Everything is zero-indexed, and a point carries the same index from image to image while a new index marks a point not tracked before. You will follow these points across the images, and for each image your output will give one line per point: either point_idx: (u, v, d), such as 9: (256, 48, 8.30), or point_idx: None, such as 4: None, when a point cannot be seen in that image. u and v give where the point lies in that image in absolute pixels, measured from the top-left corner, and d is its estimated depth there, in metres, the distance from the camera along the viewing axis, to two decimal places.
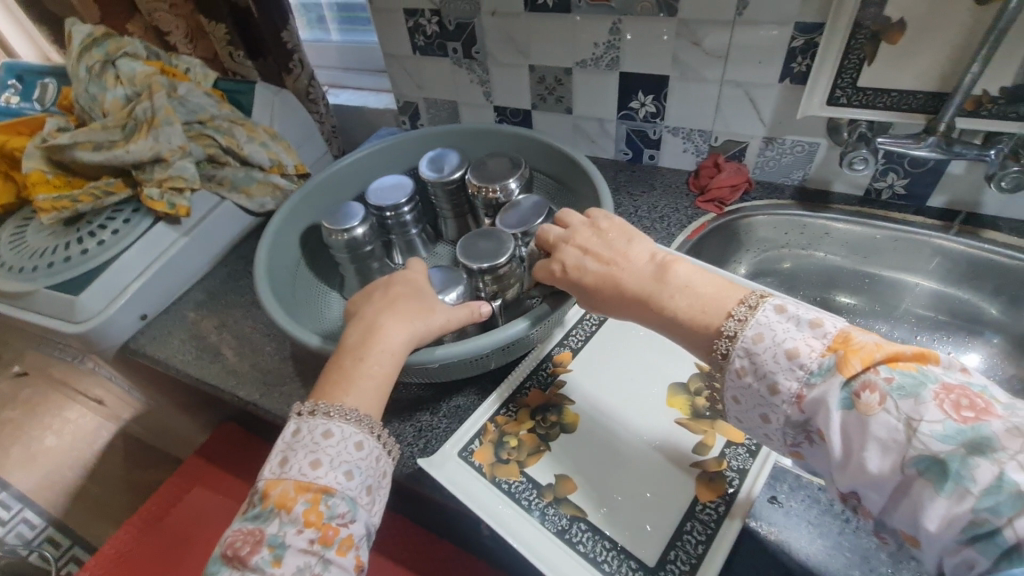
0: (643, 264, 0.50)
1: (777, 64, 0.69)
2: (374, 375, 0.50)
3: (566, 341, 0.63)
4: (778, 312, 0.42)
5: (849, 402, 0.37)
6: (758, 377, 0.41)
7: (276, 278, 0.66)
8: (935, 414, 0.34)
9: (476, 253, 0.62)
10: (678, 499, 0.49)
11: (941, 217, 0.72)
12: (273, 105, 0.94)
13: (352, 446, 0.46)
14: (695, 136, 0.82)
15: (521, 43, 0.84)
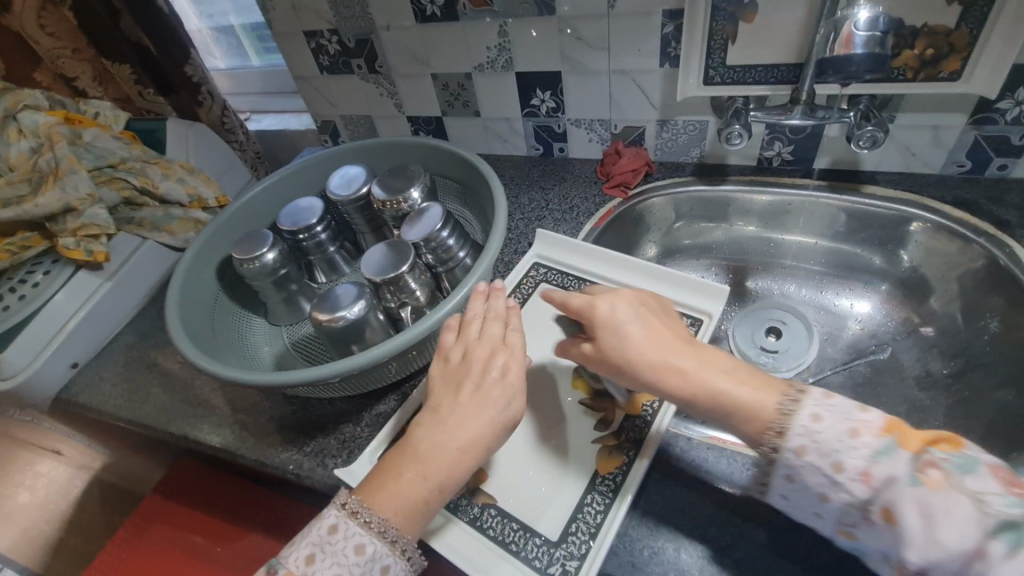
0: (699, 347, 0.48)
1: (654, 51, 0.73)
2: (425, 494, 0.46)
3: None
4: (823, 397, 0.42)
5: (917, 479, 0.36)
6: (821, 454, 0.40)
7: (191, 313, 0.69)
8: (994, 487, 0.35)
9: (379, 267, 0.65)
10: (580, 475, 0.53)
11: (825, 178, 0.77)
12: (188, 140, 0.95)
13: (377, 568, 0.44)
14: (597, 125, 0.86)
15: (420, 53, 0.87)
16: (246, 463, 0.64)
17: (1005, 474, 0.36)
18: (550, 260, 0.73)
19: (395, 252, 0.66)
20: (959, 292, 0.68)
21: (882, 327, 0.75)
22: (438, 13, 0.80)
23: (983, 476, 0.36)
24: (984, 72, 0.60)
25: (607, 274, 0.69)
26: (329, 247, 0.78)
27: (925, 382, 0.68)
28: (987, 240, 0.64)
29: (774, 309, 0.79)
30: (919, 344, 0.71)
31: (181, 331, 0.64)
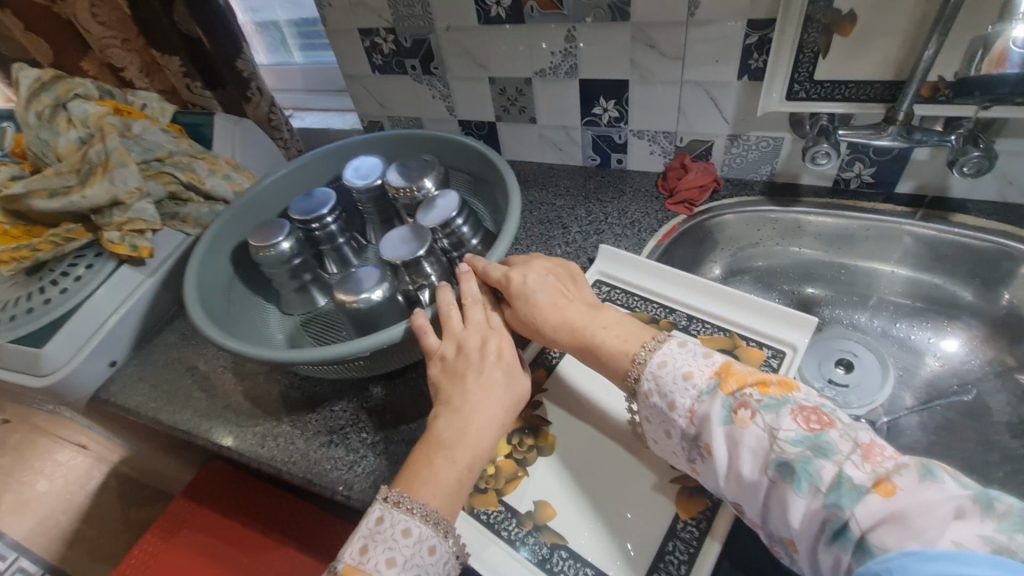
0: (595, 306, 0.55)
1: (733, 62, 0.69)
2: (459, 471, 0.46)
3: (541, 360, 0.63)
4: (679, 348, 0.48)
5: (728, 418, 0.42)
6: (664, 395, 0.46)
7: (212, 303, 0.65)
8: (789, 423, 0.39)
9: (394, 249, 0.63)
10: (658, 517, 0.48)
11: (909, 204, 0.72)
12: (234, 136, 0.92)
13: (425, 549, 0.43)
14: (660, 138, 0.82)
15: (479, 56, 0.83)
16: (289, 479, 0.59)
17: (806, 411, 0.40)
18: (614, 277, 0.70)
19: (409, 235, 0.65)
20: None
21: (965, 364, 0.69)
22: (502, 15, 0.77)
23: (781, 417, 0.39)
24: None
25: (676, 296, 0.66)
26: (339, 238, 0.75)
27: (1020, 430, 0.63)
28: None
29: (846, 341, 0.75)
30: (1014, 388, 0.65)
31: (203, 317, 0.61)
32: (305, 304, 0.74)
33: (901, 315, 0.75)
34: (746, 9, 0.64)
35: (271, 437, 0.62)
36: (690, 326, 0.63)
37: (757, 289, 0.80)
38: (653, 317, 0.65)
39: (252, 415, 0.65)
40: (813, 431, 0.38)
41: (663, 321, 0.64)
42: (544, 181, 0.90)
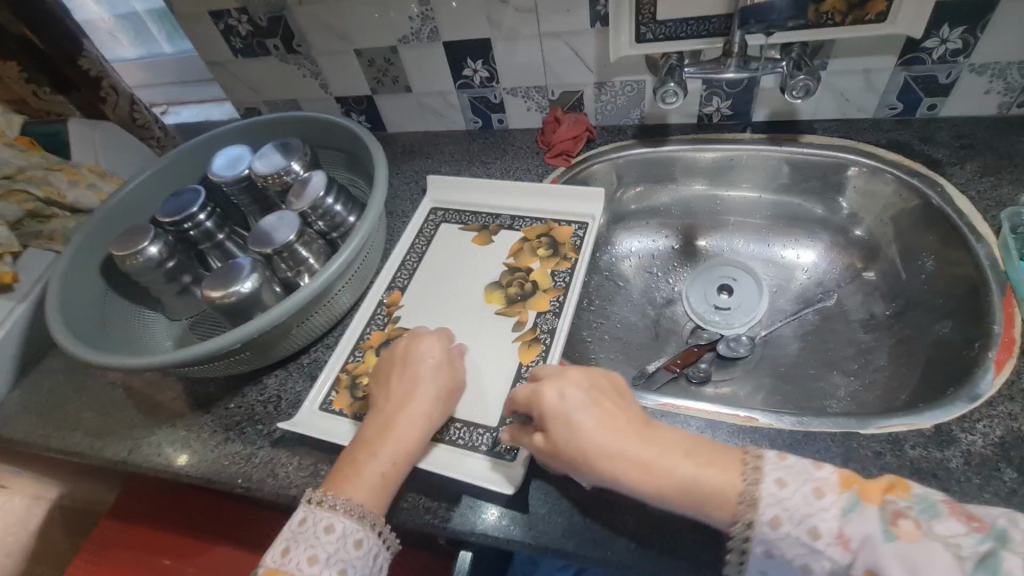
0: (626, 428, 0.44)
1: (583, 10, 0.70)
2: (385, 468, 0.48)
3: (395, 282, 0.69)
4: (778, 459, 0.41)
5: (890, 533, 0.35)
6: (793, 522, 0.38)
7: (76, 322, 0.63)
8: (958, 527, 0.35)
9: (264, 239, 0.63)
10: (507, 372, 0.58)
11: (764, 131, 0.76)
12: (94, 141, 0.87)
13: (351, 544, 0.44)
14: (533, 93, 0.82)
15: (339, 28, 0.81)
16: (192, 481, 0.60)
17: (956, 507, 0.37)
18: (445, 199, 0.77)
19: (284, 219, 0.65)
20: (896, 234, 0.70)
21: (827, 273, 0.76)
22: None
23: (948, 520, 0.36)
24: (908, 12, 0.60)
25: (500, 202, 0.74)
26: (218, 235, 0.73)
27: (870, 325, 0.69)
28: (920, 180, 0.65)
29: (723, 266, 0.80)
30: (864, 289, 0.72)
31: (71, 335, 0.59)
32: (190, 305, 0.72)
33: (768, 236, 0.80)
34: None
35: (170, 442, 0.62)
36: (514, 224, 0.72)
37: (642, 230, 0.83)
38: (483, 225, 0.73)
39: (149, 425, 0.64)
40: (980, 527, 0.35)
41: (491, 226, 0.73)
42: (429, 149, 0.90)
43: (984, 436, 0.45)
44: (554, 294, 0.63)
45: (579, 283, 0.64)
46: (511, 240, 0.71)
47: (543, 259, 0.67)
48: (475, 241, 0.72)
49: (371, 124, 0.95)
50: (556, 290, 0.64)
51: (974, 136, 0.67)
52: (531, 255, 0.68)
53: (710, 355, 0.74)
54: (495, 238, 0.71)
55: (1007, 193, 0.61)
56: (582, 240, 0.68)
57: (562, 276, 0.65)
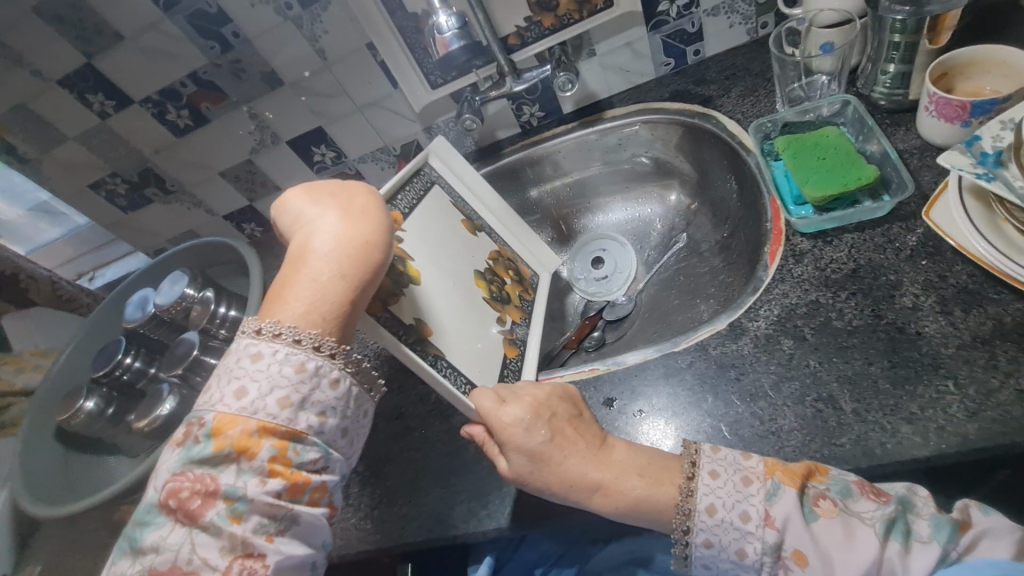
0: (585, 447, 0.48)
1: (382, 78, 0.80)
2: (328, 289, 0.49)
3: (398, 201, 0.64)
4: (713, 452, 0.46)
5: (812, 514, 0.41)
6: (727, 508, 0.43)
7: (40, 487, 0.73)
8: (867, 505, 0.41)
9: (172, 360, 0.72)
10: (496, 358, 0.65)
11: (576, 117, 0.86)
12: (29, 328, 0.99)
13: (325, 383, 0.46)
14: (380, 154, 0.92)
15: (197, 161, 0.92)
16: None
17: (864, 483, 0.43)
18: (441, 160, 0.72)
19: (187, 339, 0.74)
20: (705, 169, 0.79)
21: (673, 218, 0.85)
22: (189, 122, 0.85)
23: (858, 498, 0.42)
24: None
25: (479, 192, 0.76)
26: (149, 370, 0.82)
27: (716, 249, 0.78)
28: (700, 118, 0.75)
29: (594, 242, 0.90)
30: (703, 223, 0.81)
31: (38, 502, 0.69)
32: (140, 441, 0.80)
33: (618, 204, 0.90)
34: (358, 40, 0.76)
35: None
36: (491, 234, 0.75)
37: None
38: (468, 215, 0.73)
39: None
40: (885, 499, 0.42)
41: (475, 222, 0.74)
42: None
43: (766, 318, 0.53)
44: (523, 314, 0.72)
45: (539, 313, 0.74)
46: (487, 247, 0.73)
47: (514, 280, 0.74)
48: (463, 225, 0.71)
49: (263, 227, 1.05)
50: (522, 312, 0.72)
51: (735, 65, 0.77)
52: (505, 267, 0.74)
53: (601, 322, 0.83)
54: (479, 233, 0.73)
55: (764, 105, 0.70)
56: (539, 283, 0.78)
57: (527, 304, 0.74)
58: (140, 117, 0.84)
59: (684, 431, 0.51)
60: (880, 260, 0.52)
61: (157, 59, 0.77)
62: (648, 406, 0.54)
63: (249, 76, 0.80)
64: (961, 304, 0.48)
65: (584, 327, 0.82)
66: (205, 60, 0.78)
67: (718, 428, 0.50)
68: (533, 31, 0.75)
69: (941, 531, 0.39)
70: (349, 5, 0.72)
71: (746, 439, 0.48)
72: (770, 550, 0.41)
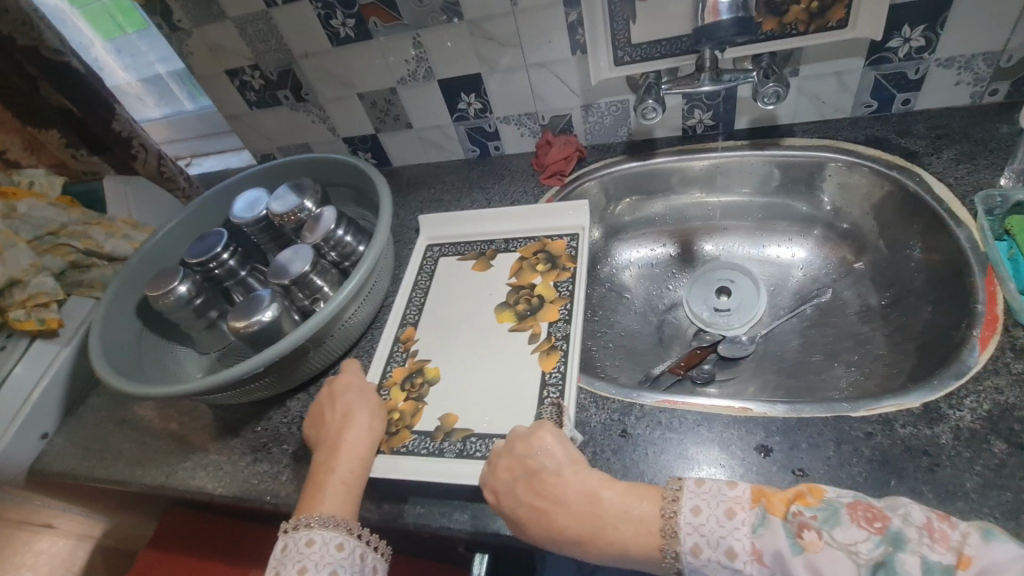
0: (560, 502, 0.47)
1: (564, 40, 0.75)
2: (346, 478, 0.55)
3: (406, 319, 0.72)
4: (697, 486, 0.44)
5: (796, 545, 0.38)
6: (712, 547, 0.40)
7: (116, 358, 0.69)
8: (859, 534, 0.37)
9: (279, 270, 0.69)
10: (531, 382, 0.61)
11: (747, 137, 0.80)
12: (127, 195, 0.95)
13: (333, 548, 0.50)
14: (525, 120, 0.87)
15: (342, 76, 0.88)
16: (225, 502, 0.64)
17: (862, 511, 0.39)
18: (438, 229, 0.82)
19: (299, 252, 0.71)
20: (882, 227, 0.72)
21: (820, 269, 0.79)
22: (351, 34, 0.82)
23: (846, 527, 0.38)
24: (867, 17, 0.64)
25: (494, 231, 0.79)
26: (240, 272, 0.78)
27: (866, 315, 0.71)
28: (899, 172, 0.68)
29: (723, 270, 0.83)
30: (858, 283, 0.74)
31: (112, 371, 0.65)
32: (215, 339, 0.77)
33: (759, 236, 0.83)
34: None
35: (202, 467, 0.66)
36: (510, 246, 0.77)
37: (639, 239, 0.87)
38: (481, 252, 0.78)
39: (183, 452, 0.69)
40: (881, 529, 0.38)
41: (488, 251, 0.77)
42: (431, 180, 0.95)
43: (972, 411, 0.47)
44: (561, 304, 0.67)
45: (581, 289, 0.67)
46: (511, 262, 0.75)
47: (543, 273, 0.71)
48: (475, 268, 0.76)
49: (378, 160, 1.01)
50: (562, 299, 0.67)
51: (949, 127, 0.70)
52: (531, 272, 0.72)
53: (712, 356, 0.76)
54: (493, 262, 0.76)
55: (984, 177, 0.63)
56: (577, 250, 0.72)
57: (564, 286, 0.68)
58: (305, 15, 0.81)
59: None
60: None
61: None
62: (812, 466, 0.47)
63: (429, 2, 0.76)
64: None
65: (693, 360, 0.74)
66: None
67: None
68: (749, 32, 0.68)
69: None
70: None
71: None
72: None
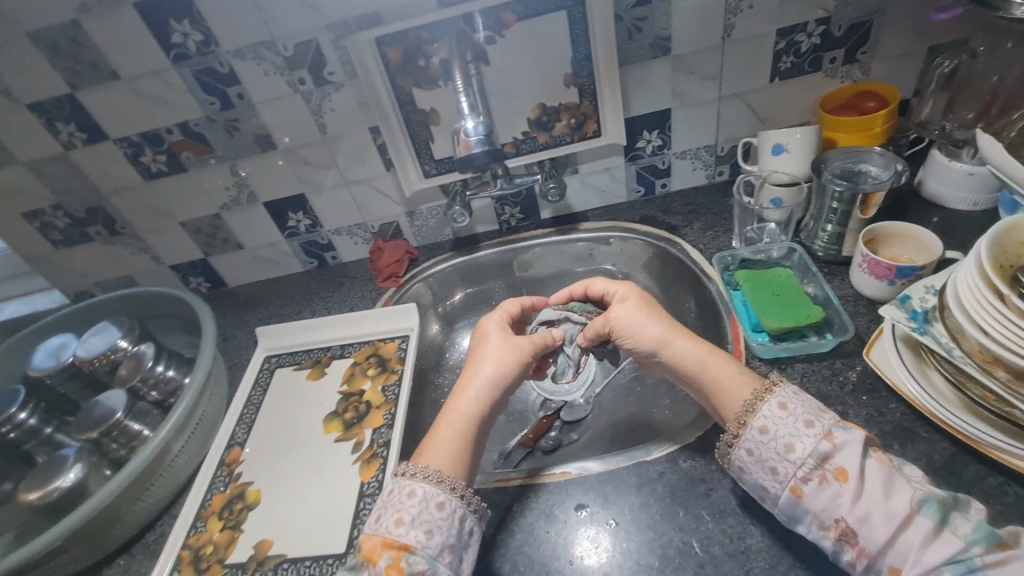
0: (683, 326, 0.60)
1: (376, 158, 0.83)
2: (450, 437, 0.54)
3: (234, 439, 0.71)
4: (794, 392, 0.49)
5: (867, 454, 0.45)
6: (784, 429, 0.47)
7: None
8: (915, 474, 0.44)
9: (87, 422, 0.65)
10: (349, 494, 0.62)
11: (552, 225, 0.92)
12: None
13: (433, 506, 0.48)
14: (356, 230, 0.93)
15: (160, 207, 0.87)
16: None
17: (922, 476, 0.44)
18: (274, 338, 0.82)
19: (112, 397, 0.67)
20: (665, 288, 0.85)
21: None
22: (164, 168, 0.82)
23: (915, 469, 0.44)
24: (613, 128, 0.80)
25: (329, 336, 0.81)
26: (45, 430, 0.70)
27: None
28: (665, 242, 0.83)
29: None
30: None
31: None
32: (13, 514, 0.67)
33: None
34: (361, 122, 0.79)
35: None
36: (344, 351, 0.79)
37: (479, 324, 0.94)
38: (315, 360, 0.79)
39: None
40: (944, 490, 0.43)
41: (323, 359, 0.79)
42: (269, 296, 0.95)
43: None
44: (386, 408, 0.69)
45: (406, 392, 0.71)
46: (343, 367, 0.77)
47: (373, 378, 0.74)
48: (309, 377, 0.77)
49: (212, 283, 0.99)
50: (387, 404, 0.70)
51: (697, 203, 0.88)
52: (362, 377, 0.75)
53: (559, 421, 0.82)
54: (327, 370, 0.77)
55: (723, 240, 0.79)
56: (405, 351, 0.76)
57: (391, 390, 0.72)
58: (110, 155, 0.80)
59: (658, 545, 0.51)
60: (829, 392, 0.58)
61: (147, 103, 0.75)
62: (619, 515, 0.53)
63: (241, 135, 0.80)
64: (899, 439, 0.53)
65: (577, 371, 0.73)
66: (201, 114, 0.77)
67: (690, 544, 0.50)
68: (528, 145, 0.82)
69: (980, 538, 0.38)
70: (361, 90, 0.75)
71: (719, 559, 0.49)
72: (817, 456, 0.45)
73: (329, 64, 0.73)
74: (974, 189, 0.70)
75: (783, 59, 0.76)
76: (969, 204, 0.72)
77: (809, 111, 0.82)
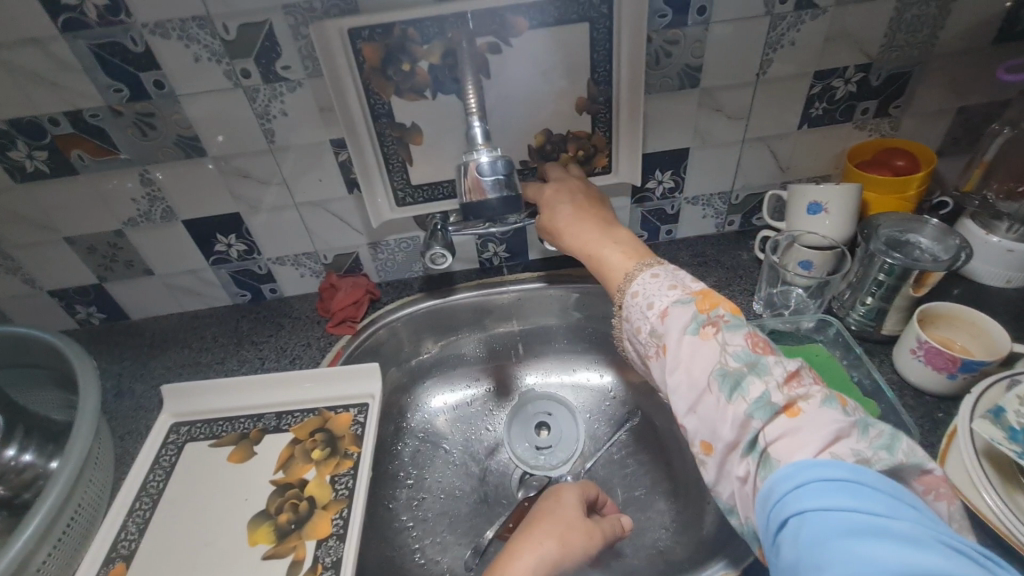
0: (603, 216, 0.60)
1: (337, 178, 0.67)
2: None
3: (118, 550, 0.52)
4: (653, 277, 0.50)
5: (694, 330, 0.43)
6: (645, 321, 0.47)
7: None
8: (735, 342, 0.42)
9: None
10: None
11: (542, 268, 0.79)
12: None
13: None
14: (304, 260, 0.75)
15: (36, 216, 0.66)
16: None
17: (756, 344, 0.42)
18: (185, 401, 0.63)
19: None
20: None
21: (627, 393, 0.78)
22: (44, 168, 0.62)
23: (740, 335, 0.42)
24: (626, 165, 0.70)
25: (260, 400, 0.63)
26: None
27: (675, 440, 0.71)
28: None
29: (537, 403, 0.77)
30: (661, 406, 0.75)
31: None
32: None
33: (567, 363, 0.81)
34: (321, 133, 0.62)
35: None
36: (280, 424, 0.61)
37: (448, 379, 0.79)
38: (242, 433, 0.61)
39: None
40: (760, 354, 0.41)
41: (252, 432, 0.61)
42: (185, 336, 0.76)
43: None
44: (335, 510, 0.53)
45: (363, 488, 0.55)
46: (279, 446, 0.59)
47: (318, 463, 0.57)
48: (231, 458, 0.59)
49: (108, 314, 0.78)
50: (338, 503, 0.54)
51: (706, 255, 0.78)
52: (304, 462, 0.58)
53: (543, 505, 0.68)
54: (256, 450, 0.59)
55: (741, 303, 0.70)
56: (363, 428, 0.60)
57: (343, 483, 0.55)
58: None
59: None
60: None
61: (23, 83, 0.56)
62: None
63: (157, 136, 0.61)
64: None
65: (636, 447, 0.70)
66: (101, 103, 0.58)
67: None
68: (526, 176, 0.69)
69: (762, 409, 0.38)
70: (325, 92, 0.59)
71: None
72: (654, 334, 0.46)
73: (284, 55, 0.57)
74: (1010, 267, 0.64)
75: (815, 104, 0.68)
76: (1000, 281, 0.66)
77: (831, 163, 0.75)
